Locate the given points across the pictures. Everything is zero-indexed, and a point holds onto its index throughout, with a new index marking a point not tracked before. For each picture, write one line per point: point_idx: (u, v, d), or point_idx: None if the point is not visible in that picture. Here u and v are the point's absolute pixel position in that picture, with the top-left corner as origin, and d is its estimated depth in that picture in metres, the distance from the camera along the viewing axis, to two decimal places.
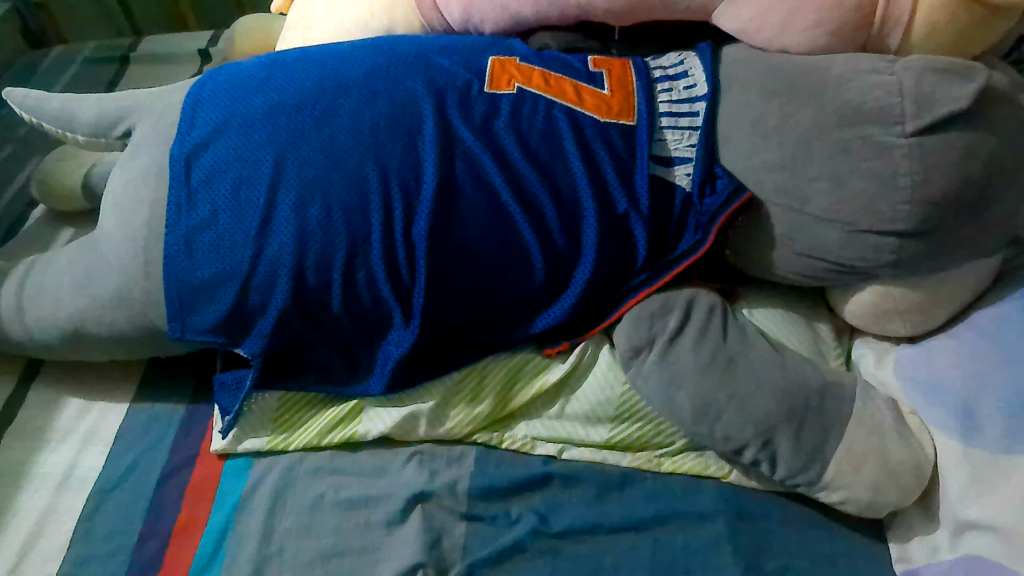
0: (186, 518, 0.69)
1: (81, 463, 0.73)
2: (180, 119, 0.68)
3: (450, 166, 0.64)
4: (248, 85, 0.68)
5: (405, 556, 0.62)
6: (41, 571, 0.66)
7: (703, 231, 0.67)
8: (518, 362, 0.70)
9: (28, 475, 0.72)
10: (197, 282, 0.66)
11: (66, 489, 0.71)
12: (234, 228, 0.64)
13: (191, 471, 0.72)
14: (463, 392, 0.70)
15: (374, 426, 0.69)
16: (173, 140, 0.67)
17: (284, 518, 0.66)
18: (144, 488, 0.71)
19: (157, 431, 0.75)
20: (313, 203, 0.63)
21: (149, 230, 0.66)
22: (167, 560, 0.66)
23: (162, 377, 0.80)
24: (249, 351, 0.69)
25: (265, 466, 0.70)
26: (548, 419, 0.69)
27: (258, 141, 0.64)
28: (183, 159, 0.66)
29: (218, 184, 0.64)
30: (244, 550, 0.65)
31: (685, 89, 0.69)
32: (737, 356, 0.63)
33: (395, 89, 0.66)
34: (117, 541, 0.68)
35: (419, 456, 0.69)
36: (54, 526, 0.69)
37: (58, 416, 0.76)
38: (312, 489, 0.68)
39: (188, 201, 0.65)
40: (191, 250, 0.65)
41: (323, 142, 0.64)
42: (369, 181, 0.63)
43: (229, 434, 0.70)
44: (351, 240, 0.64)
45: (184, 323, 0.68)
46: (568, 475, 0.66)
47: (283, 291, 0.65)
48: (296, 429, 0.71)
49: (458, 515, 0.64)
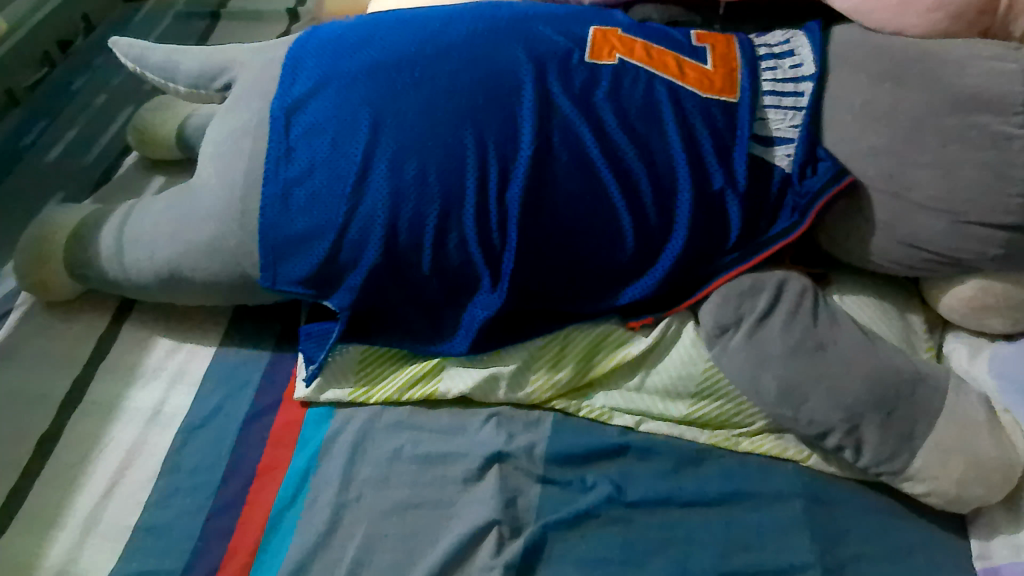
0: (269, 460, 0.72)
1: (169, 401, 0.77)
2: (282, 75, 0.71)
3: (547, 133, 0.65)
4: (349, 44, 0.70)
5: (480, 513, 0.63)
6: (132, 498, 0.71)
7: (800, 213, 0.66)
8: (601, 332, 0.70)
9: (120, 409, 0.77)
10: (291, 235, 0.68)
11: (154, 425, 0.75)
12: (331, 182, 0.66)
13: (274, 417, 0.75)
14: (545, 357, 0.70)
15: (455, 385, 0.71)
16: (274, 95, 0.70)
17: (363, 468, 0.68)
18: (229, 429, 0.74)
19: (242, 375, 0.78)
20: (409, 162, 0.65)
21: (248, 182, 0.70)
22: (251, 498, 0.70)
23: (249, 324, 0.83)
24: (338, 305, 0.70)
25: (346, 417, 0.72)
26: (627, 391, 0.69)
27: (358, 98, 0.66)
28: (283, 113, 0.68)
29: (316, 138, 0.67)
30: (324, 495, 0.67)
31: (791, 68, 0.68)
32: (827, 341, 0.62)
33: (496, 54, 0.67)
34: (202, 476, 0.71)
35: (496, 418, 0.69)
36: (144, 457, 0.73)
37: (149, 355, 0.81)
38: (391, 442, 0.70)
39: (287, 153, 0.68)
40: (287, 202, 0.68)
41: (422, 103, 0.65)
42: (466, 143, 0.65)
43: (312, 383, 0.73)
44: (444, 201, 0.65)
45: (276, 273, 0.70)
46: (644, 448, 0.67)
47: (374, 247, 0.66)
48: (377, 383, 0.73)
49: (533, 478, 0.65)
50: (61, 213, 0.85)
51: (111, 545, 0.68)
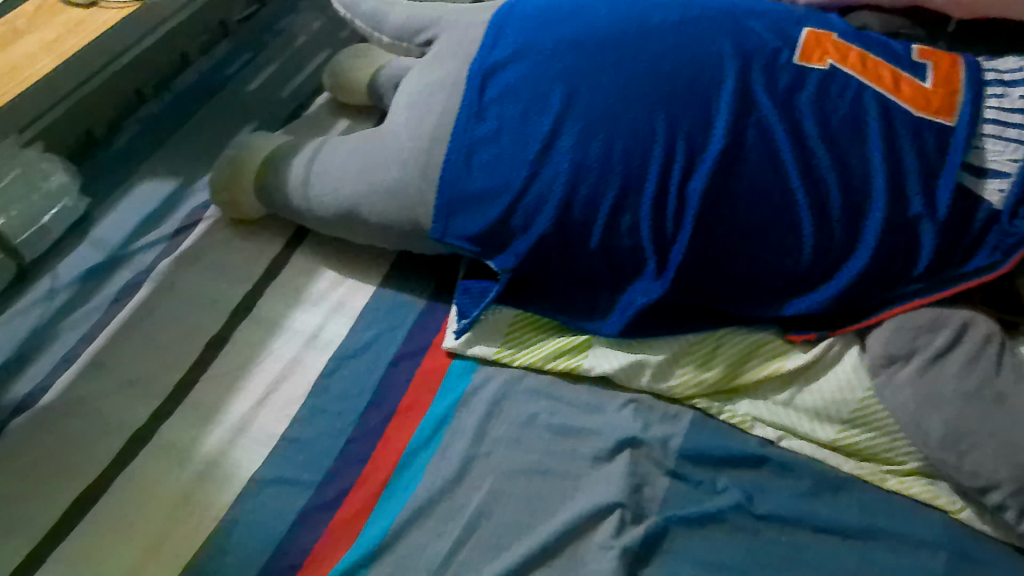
0: (410, 401, 0.75)
1: (327, 328, 0.82)
2: (483, 37, 0.73)
3: (741, 129, 0.64)
4: (553, 14, 0.71)
5: (605, 493, 0.64)
6: (283, 411, 0.76)
7: (1004, 253, 0.63)
8: (757, 340, 0.69)
9: (283, 327, 0.84)
10: (468, 192, 0.71)
11: (311, 348, 0.81)
12: (516, 147, 0.68)
13: (420, 361, 0.78)
14: (694, 354, 0.70)
15: (599, 364, 0.71)
16: (474, 55, 0.73)
17: (497, 426, 0.71)
18: (378, 365, 0.78)
19: (396, 317, 0.82)
20: (597, 138, 0.66)
21: (435, 136, 0.72)
22: (390, 432, 0.73)
23: (409, 270, 0.87)
24: (500, 266, 0.72)
25: (488, 375, 0.75)
26: (773, 403, 0.68)
27: (556, 69, 0.68)
28: (480, 74, 0.71)
29: (509, 103, 0.69)
30: (457, 444, 0.70)
31: (1020, 99, 0.64)
32: (1008, 393, 0.59)
33: (702, 44, 0.66)
34: (347, 403, 0.76)
35: (635, 404, 0.70)
36: (298, 375, 0.79)
37: (314, 283, 0.87)
38: (529, 407, 0.72)
39: (477, 113, 0.70)
40: (471, 160, 0.70)
41: (619, 82, 0.66)
42: (657, 128, 0.65)
43: (462, 336, 0.76)
44: (624, 182, 0.65)
45: (447, 226, 0.73)
46: (784, 463, 0.65)
47: (547, 216, 0.68)
48: (523, 348, 0.75)
49: (663, 470, 0.66)
50: (257, 141, 0.93)
51: (259, 449, 0.74)
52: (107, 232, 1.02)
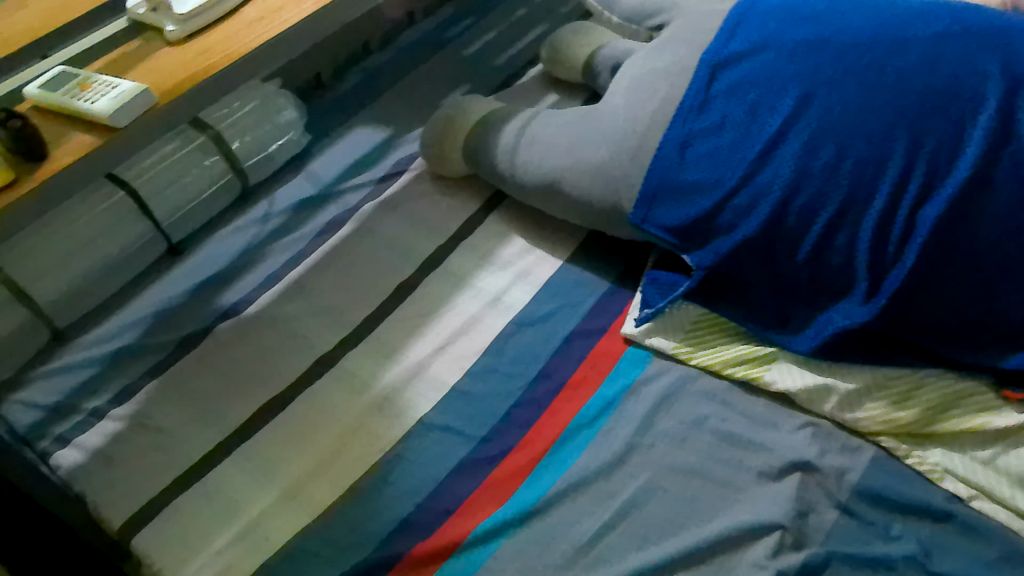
0: (580, 378, 0.76)
1: (510, 293, 0.86)
2: (720, 28, 0.73)
3: (993, 158, 0.59)
4: (800, 13, 0.70)
5: (768, 511, 0.62)
6: (458, 362, 0.80)
7: None
8: (965, 388, 0.64)
9: (470, 284, 0.88)
10: (679, 181, 0.70)
11: (492, 309, 0.85)
12: (736, 143, 0.68)
13: (595, 342, 0.79)
14: (890, 390, 0.66)
15: (781, 380, 0.69)
16: (707, 45, 0.73)
17: (664, 420, 0.71)
18: (553, 337, 0.80)
19: (578, 296, 0.84)
20: (826, 146, 0.64)
21: (653, 123, 0.73)
22: (555, 404, 0.75)
23: (596, 251, 0.88)
24: (696, 262, 0.71)
25: (662, 368, 0.75)
26: (971, 459, 0.62)
27: (795, 70, 0.67)
28: (711, 65, 0.71)
29: (737, 98, 0.69)
30: (621, 429, 0.71)
31: None
32: None
33: (965, 62, 0.62)
34: (519, 368, 0.78)
35: (814, 428, 0.67)
36: (477, 331, 0.83)
37: (503, 248, 0.91)
38: (699, 408, 0.71)
39: (702, 104, 0.71)
40: (686, 151, 0.70)
41: (862, 91, 0.64)
42: (897, 145, 0.62)
43: (642, 324, 0.76)
44: (849, 195, 0.63)
45: (648, 212, 0.73)
46: (972, 525, 0.61)
47: (758, 219, 0.66)
48: (702, 348, 0.74)
49: (834, 502, 0.63)
50: (471, 103, 0.98)
51: (432, 393, 0.78)
52: (322, 169, 1.10)
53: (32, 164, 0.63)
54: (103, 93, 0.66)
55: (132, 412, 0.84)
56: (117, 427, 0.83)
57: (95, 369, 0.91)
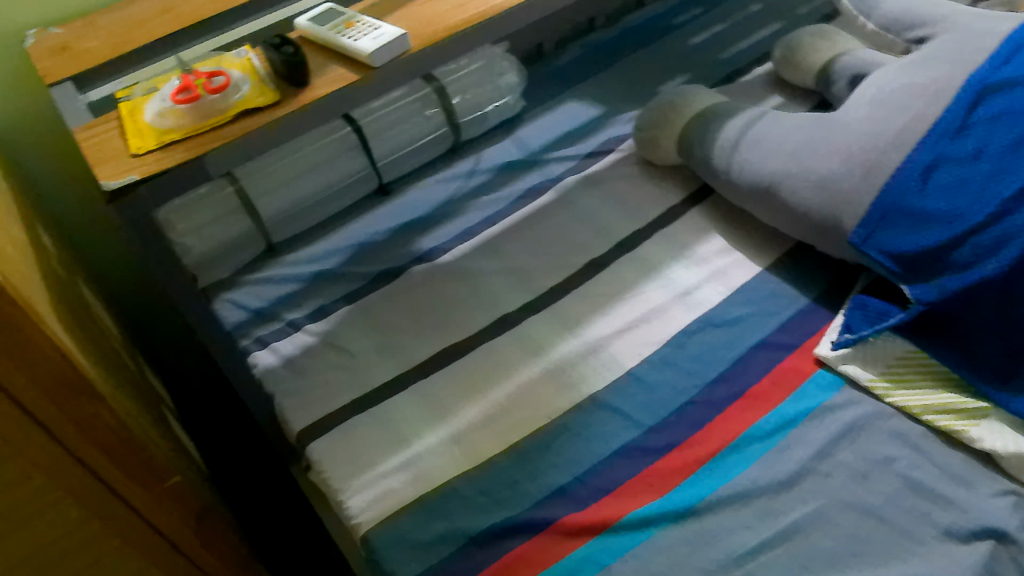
0: (760, 390, 0.74)
1: (701, 290, 0.84)
2: (993, 54, 0.71)
3: None
4: None
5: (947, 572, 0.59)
6: (637, 348, 0.80)
7: None
8: None
9: (660, 273, 0.87)
10: (917, 209, 0.68)
11: (680, 302, 0.84)
12: (990, 178, 0.66)
13: (783, 357, 0.76)
14: None
15: (989, 439, 0.64)
16: (974, 70, 0.71)
17: (844, 452, 0.67)
18: (740, 343, 0.78)
19: (773, 306, 0.81)
20: None
21: (896, 140, 0.71)
22: (730, 411, 0.73)
23: (800, 264, 0.85)
24: (916, 295, 0.68)
25: (852, 398, 0.71)
26: None
27: None
28: (977, 91, 0.69)
29: (1000, 130, 0.67)
30: (797, 452, 0.68)
31: None
32: None
33: None
34: (699, 366, 0.77)
35: (1016, 498, 0.62)
36: (660, 321, 0.82)
37: (701, 245, 0.89)
38: (887, 448, 0.67)
39: (958, 130, 0.69)
40: (929, 177, 0.68)
41: None
42: None
43: (840, 349, 0.73)
44: None
45: (871, 234, 0.70)
46: None
47: (1002, 261, 0.63)
48: (902, 387, 0.70)
49: None
50: (693, 93, 0.96)
51: (607, 371, 0.79)
52: (529, 137, 1.13)
53: (294, 89, 0.70)
54: (366, 33, 0.72)
55: (325, 331, 0.91)
56: (311, 341, 0.90)
57: (298, 285, 0.99)
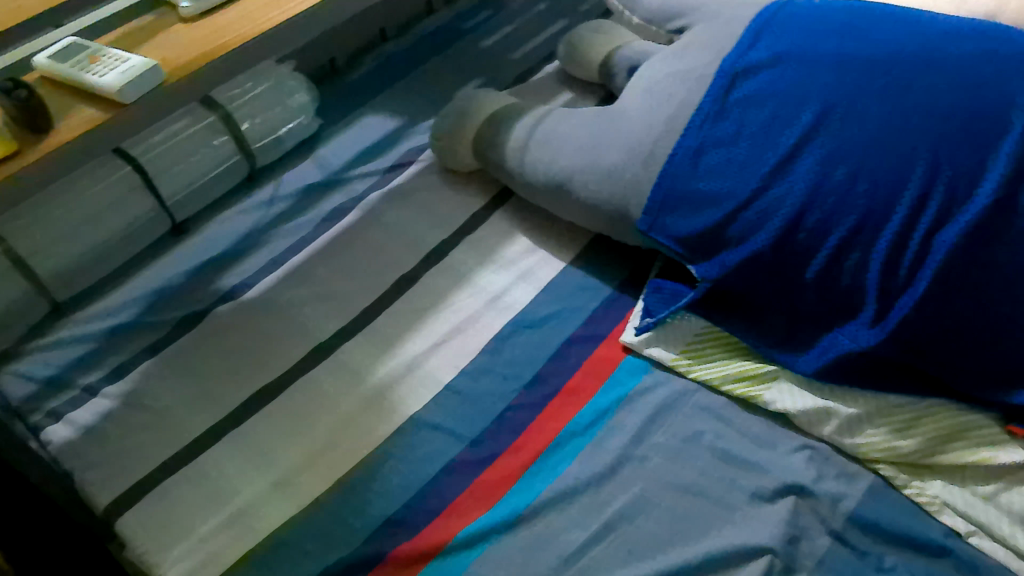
0: (575, 384, 0.75)
1: (511, 293, 0.84)
2: (743, 35, 0.72)
3: (1016, 188, 0.57)
4: (827, 27, 0.68)
5: (757, 534, 0.60)
6: (454, 359, 0.79)
7: None
8: (968, 421, 0.62)
9: (471, 282, 0.86)
10: (691, 192, 0.69)
11: (491, 308, 0.83)
12: (751, 157, 0.66)
13: (593, 348, 0.78)
14: (896, 418, 0.63)
15: (781, 400, 0.67)
16: (728, 53, 0.72)
17: (658, 434, 0.69)
18: (553, 340, 0.79)
19: (580, 299, 0.82)
20: (843, 164, 0.61)
21: (666, 127, 0.72)
22: (549, 410, 0.73)
23: (601, 256, 0.87)
24: (702, 273, 0.69)
25: (659, 378, 0.73)
26: (973, 495, 0.59)
27: (816, 85, 0.65)
28: (730, 74, 0.70)
29: (756, 109, 0.67)
30: (614, 440, 0.69)
31: None
32: None
33: (991, 84, 0.60)
34: (515, 369, 0.77)
35: (810, 451, 0.65)
36: (474, 330, 0.82)
37: (508, 247, 0.89)
38: (696, 424, 0.69)
39: (719, 112, 0.69)
40: (699, 160, 0.69)
41: (885, 109, 0.61)
42: (916, 167, 0.59)
43: (643, 334, 0.74)
44: (864, 217, 0.60)
45: (656, 220, 0.71)
46: (968, 561, 0.58)
47: (769, 233, 0.64)
48: (703, 362, 0.72)
49: (827, 529, 0.60)
50: (481, 96, 0.96)
51: (425, 390, 0.77)
52: (331, 155, 1.09)
53: (32, 136, 0.62)
54: (113, 67, 0.65)
55: (125, 391, 0.80)
56: (111, 406, 0.79)
57: (91, 344, 0.88)
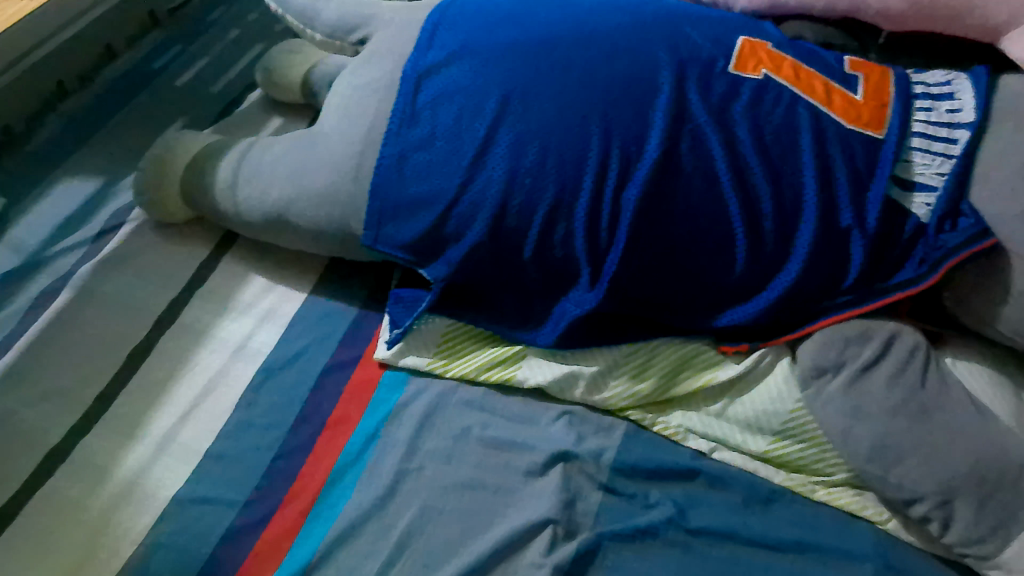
0: (340, 414, 0.73)
1: (256, 337, 0.79)
2: (418, 38, 0.71)
3: (676, 139, 0.62)
4: (493, 17, 0.70)
5: (537, 509, 0.63)
6: (207, 425, 0.72)
7: (930, 266, 0.62)
8: (690, 349, 0.68)
9: (209, 336, 0.79)
10: (402, 199, 0.68)
11: (239, 359, 0.78)
12: (450, 154, 0.66)
13: (350, 373, 0.77)
14: (629, 365, 0.68)
15: (533, 375, 0.70)
16: (409, 57, 0.70)
17: (429, 440, 0.69)
18: (309, 375, 0.76)
19: (327, 327, 0.80)
20: (531, 146, 0.64)
21: (367, 140, 0.70)
22: (318, 449, 0.71)
23: (339, 277, 0.85)
24: (433, 275, 0.70)
25: (420, 386, 0.73)
26: (706, 415, 0.67)
27: (492, 75, 0.66)
28: (414, 77, 0.69)
29: (444, 108, 0.67)
30: (388, 459, 0.68)
31: (947, 113, 0.64)
32: (931, 406, 0.59)
33: (638, 50, 0.65)
34: (275, 416, 0.73)
35: (569, 416, 0.69)
36: (223, 387, 0.75)
37: (243, 291, 0.83)
38: (462, 420, 0.70)
39: (411, 116, 0.68)
40: (403, 165, 0.67)
41: (555, 88, 0.64)
42: (592, 136, 0.63)
43: (394, 346, 0.73)
44: (560, 191, 0.63)
45: (379, 233, 0.70)
46: (715, 476, 0.65)
47: (481, 225, 0.65)
48: (457, 358, 0.73)
49: (596, 484, 0.65)
50: (183, 137, 0.87)
51: (181, 466, 0.70)
52: (26, 234, 0.84)
53: None
54: None
55: None
56: None
57: None
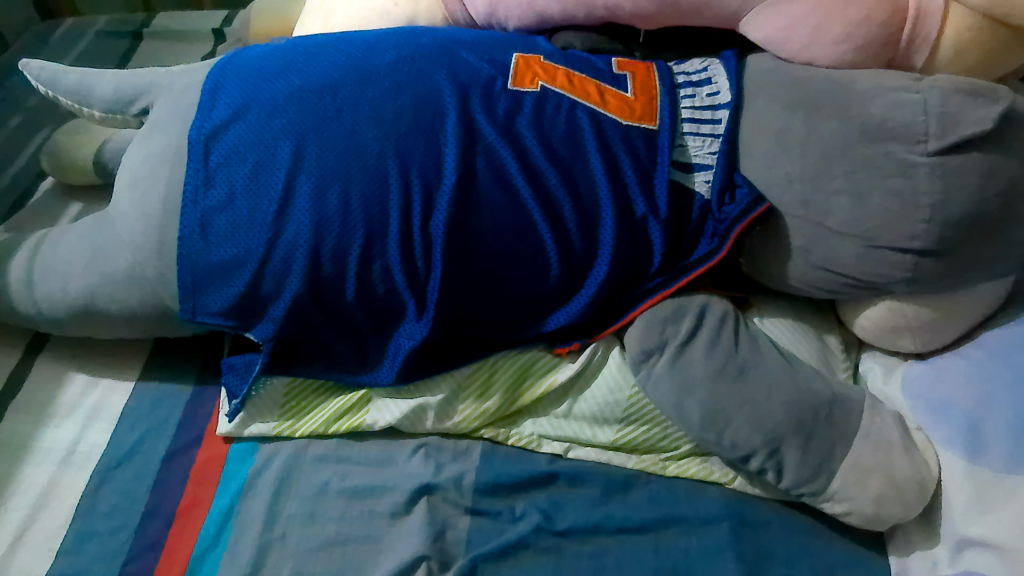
0: (190, 500, 0.70)
1: (85, 439, 0.73)
2: (199, 101, 0.67)
3: (470, 161, 0.64)
4: (271, 67, 0.68)
5: (409, 548, 0.63)
6: (43, 546, 0.66)
7: (720, 238, 0.67)
8: (528, 359, 0.70)
9: (32, 449, 0.72)
10: (211, 265, 0.65)
11: (69, 466, 0.71)
12: (252, 212, 0.64)
13: (196, 454, 0.73)
14: (473, 385, 0.70)
15: (382, 416, 0.70)
16: (191, 122, 0.67)
17: (288, 503, 0.67)
18: (150, 467, 0.72)
19: (163, 411, 0.75)
20: (332, 190, 0.63)
21: (165, 210, 0.66)
22: (171, 542, 0.67)
23: (168, 357, 0.80)
24: (260, 336, 0.68)
25: (270, 451, 0.70)
26: (555, 418, 0.69)
27: (280, 125, 0.64)
28: (201, 140, 0.65)
29: (237, 166, 0.64)
30: (248, 535, 0.65)
31: (708, 96, 0.70)
32: (748, 366, 0.64)
33: (419, 80, 0.66)
34: (120, 518, 0.68)
35: (425, 448, 0.69)
36: (56, 500, 0.69)
37: (62, 392, 0.76)
38: (318, 475, 0.68)
39: (205, 180, 0.65)
40: (207, 231, 0.65)
41: (346, 129, 0.64)
42: (390, 171, 0.63)
43: (235, 418, 0.71)
44: (369, 230, 0.63)
45: (196, 304, 0.67)
46: (572, 475, 0.68)
47: (297, 277, 0.64)
48: (303, 416, 0.71)
49: (462, 509, 0.65)
50: None
51: None
52: None
53: None
54: None
55: None
56: None
57: None
